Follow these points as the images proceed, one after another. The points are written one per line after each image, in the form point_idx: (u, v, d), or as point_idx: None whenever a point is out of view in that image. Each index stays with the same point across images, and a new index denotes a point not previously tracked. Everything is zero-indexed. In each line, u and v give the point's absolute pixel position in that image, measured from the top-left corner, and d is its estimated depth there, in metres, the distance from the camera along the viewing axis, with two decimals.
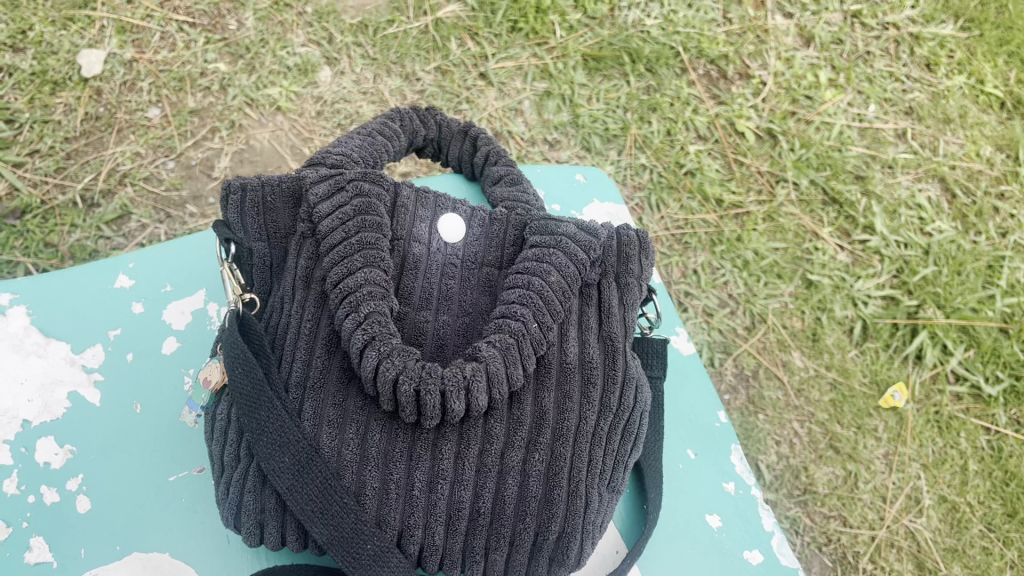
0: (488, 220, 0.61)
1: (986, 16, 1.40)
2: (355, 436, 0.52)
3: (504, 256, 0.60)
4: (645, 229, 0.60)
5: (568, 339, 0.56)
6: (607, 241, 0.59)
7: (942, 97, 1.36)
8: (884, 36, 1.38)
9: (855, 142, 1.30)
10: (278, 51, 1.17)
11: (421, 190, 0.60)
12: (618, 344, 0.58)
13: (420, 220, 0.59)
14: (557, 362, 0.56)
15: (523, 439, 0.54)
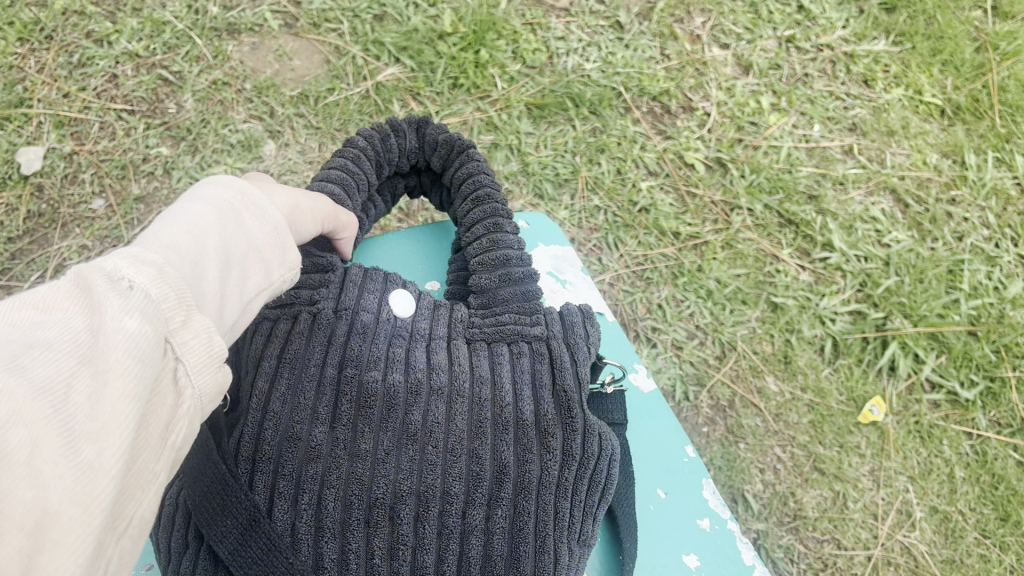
0: (434, 306, 0.62)
1: (916, 29, 1.43)
2: (309, 506, 0.51)
3: (451, 328, 0.60)
4: (587, 306, 0.65)
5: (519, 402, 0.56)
6: (552, 317, 0.63)
7: (883, 110, 1.38)
8: (820, 58, 1.40)
9: (804, 163, 1.31)
10: (220, 130, 1.16)
11: (369, 270, 0.61)
12: (573, 396, 0.57)
13: (368, 295, 0.59)
14: (513, 419, 0.55)
15: (484, 495, 0.53)
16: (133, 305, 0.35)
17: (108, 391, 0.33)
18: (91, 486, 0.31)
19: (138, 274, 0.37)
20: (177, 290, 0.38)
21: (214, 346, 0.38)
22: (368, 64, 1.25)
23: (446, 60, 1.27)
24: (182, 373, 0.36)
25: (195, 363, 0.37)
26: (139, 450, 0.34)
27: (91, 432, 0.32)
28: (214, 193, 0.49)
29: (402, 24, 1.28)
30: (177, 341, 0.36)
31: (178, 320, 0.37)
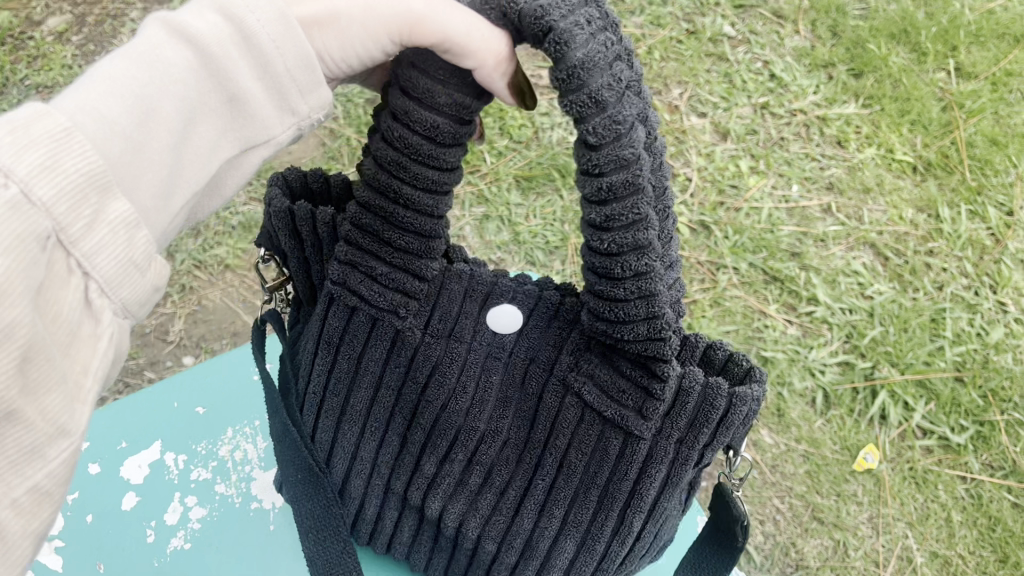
0: (551, 312, 0.55)
1: (882, 92, 1.52)
2: (374, 488, 0.62)
3: (557, 359, 0.55)
4: (750, 394, 0.52)
5: (567, 497, 0.57)
6: (689, 398, 0.52)
7: (858, 169, 1.43)
8: (794, 122, 1.47)
9: (785, 222, 1.36)
10: (221, 213, 1.23)
11: (474, 282, 0.55)
12: (634, 517, 0.56)
13: (465, 318, 0.55)
14: (565, 505, 0.57)
15: (511, 551, 0.60)
16: (4, 222, 0.33)
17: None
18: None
19: (20, 161, 0.34)
20: (84, 181, 0.36)
21: (132, 241, 0.37)
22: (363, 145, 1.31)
23: None
24: (96, 289, 0.36)
25: (102, 275, 0.36)
26: (46, 368, 0.35)
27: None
28: (190, 23, 0.43)
29: None
30: (79, 249, 0.35)
31: (79, 224, 0.35)
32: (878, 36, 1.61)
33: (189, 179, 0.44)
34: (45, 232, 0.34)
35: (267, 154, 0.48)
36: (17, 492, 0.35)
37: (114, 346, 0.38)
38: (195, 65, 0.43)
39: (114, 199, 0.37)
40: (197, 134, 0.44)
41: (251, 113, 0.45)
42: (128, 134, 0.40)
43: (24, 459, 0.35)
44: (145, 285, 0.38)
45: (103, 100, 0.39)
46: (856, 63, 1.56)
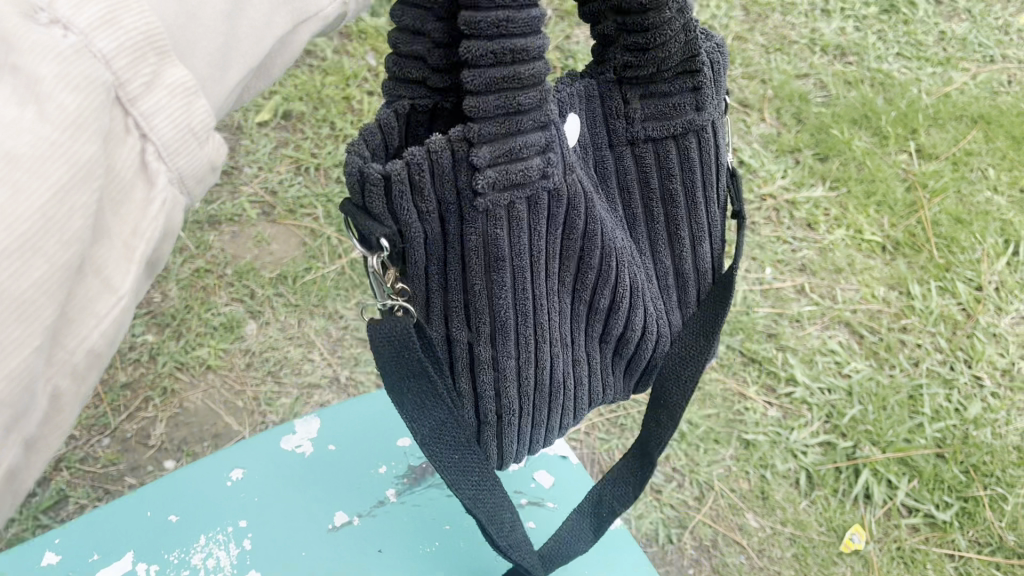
0: (588, 97, 0.56)
1: (848, 175, 1.57)
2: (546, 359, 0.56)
3: (613, 131, 0.57)
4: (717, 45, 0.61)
5: (704, 252, 0.62)
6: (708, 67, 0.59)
7: (829, 250, 1.47)
8: (764, 206, 1.52)
9: (760, 304, 1.39)
10: (203, 313, 1.25)
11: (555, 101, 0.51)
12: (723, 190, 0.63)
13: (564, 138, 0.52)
14: (691, 220, 0.60)
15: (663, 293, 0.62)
16: (73, 64, 0.34)
17: (30, 170, 0.33)
18: (31, 298, 0.33)
19: (81, 12, 0.35)
20: (145, 39, 0.37)
21: (194, 108, 0.39)
22: (342, 244, 1.36)
23: None
24: (154, 155, 0.38)
25: (159, 138, 0.38)
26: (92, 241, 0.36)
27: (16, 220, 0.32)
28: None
29: None
30: (139, 107, 0.37)
31: (138, 82, 0.37)
32: (840, 121, 1.67)
33: (248, 54, 0.47)
34: (106, 83, 0.35)
35: (314, 28, 0.54)
36: (73, 357, 0.36)
37: (167, 219, 0.39)
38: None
39: (172, 63, 0.39)
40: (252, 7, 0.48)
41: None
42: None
43: (86, 326, 0.36)
44: (200, 158, 0.40)
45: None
46: (821, 148, 1.62)
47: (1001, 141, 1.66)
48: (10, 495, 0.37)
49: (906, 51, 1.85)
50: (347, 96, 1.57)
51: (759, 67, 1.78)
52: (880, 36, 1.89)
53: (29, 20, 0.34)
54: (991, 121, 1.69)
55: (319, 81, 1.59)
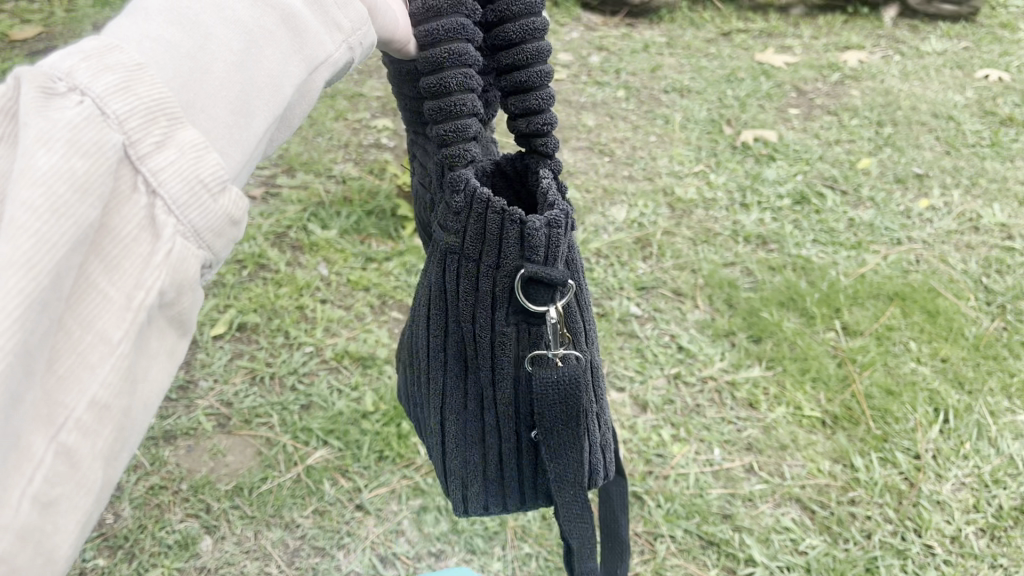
0: None
1: (782, 353, 1.66)
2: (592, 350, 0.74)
3: None
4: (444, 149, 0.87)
5: None
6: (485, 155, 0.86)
7: (772, 427, 1.52)
8: (706, 388, 1.59)
9: (712, 484, 1.42)
10: (157, 532, 1.23)
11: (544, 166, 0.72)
12: None
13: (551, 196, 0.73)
14: None
15: None
16: (80, 128, 0.35)
17: (36, 214, 0.33)
18: (22, 339, 0.31)
19: (98, 80, 0.36)
20: (156, 105, 0.38)
21: (205, 160, 0.39)
22: (298, 451, 1.38)
23: (371, 435, 1.40)
24: (164, 209, 0.37)
25: (169, 193, 0.38)
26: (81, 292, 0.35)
27: (24, 261, 0.32)
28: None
29: (328, 408, 1.44)
30: (146, 164, 0.37)
31: (149, 142, 0.37)
32: (769, 303, 1.78)
33: (264, 105, 0.46)
34: (115, 143, 0.36)
35: (327, 75, 0.52)
36: (77, 408, 0.34)
37: (181, 270, 0.38)
38: (242, 3, 0.47)
39: (182, 126, 0.39)
40: (264, 57, 0.47)
41: (305, 31, 0.50)
42: (190, 56, 0.42)
43: (77, 368, 0.34)
44: (215, 211, 0.39)
45: (166, 32, 0.42)
46: (754, 330, 1.72)
47: (917, 315, 1.78)
48: (40, 559, 0.34)
49: (820, 237, 2.01)
50: (300, 305, 1.65)
51: (688, 258, 1.91)
52: (796, 225, 2.05)
53: (45, 92, 0.35)
54: (905, 297, 1.82)
55: (273, 293, 1.66)
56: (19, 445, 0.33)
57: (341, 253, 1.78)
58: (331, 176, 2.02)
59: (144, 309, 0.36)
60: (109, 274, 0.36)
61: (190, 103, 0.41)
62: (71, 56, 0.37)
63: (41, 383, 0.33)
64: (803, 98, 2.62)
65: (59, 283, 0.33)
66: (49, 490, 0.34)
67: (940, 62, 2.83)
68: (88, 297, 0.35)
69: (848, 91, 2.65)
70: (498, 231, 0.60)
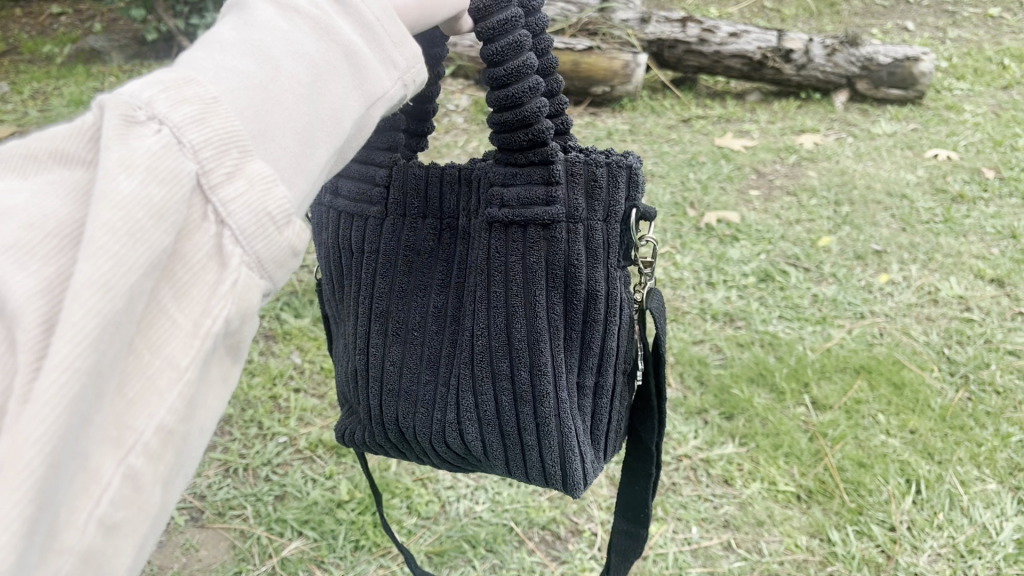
0: None
1: (754, 430, 1.68)
2: None
3: None
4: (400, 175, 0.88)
5: None
6: None
7: (748, 503, 1.53)
8: (681, 466, 1.60)
9: (691, 563, 1.41)
10: None
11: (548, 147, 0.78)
12: None
13: None
14: None
15: None
16: (159, 157, 0.39)
17: (114, 239, 0.36)
18: (95, 360, 0.35)
19: (177, 112, 0.40)
20: (228, 136, 0.42)
21: (275, 195, 0.42)
22: (272, 542, 1.36)
23: (346, 524, 1.39)
24: (233, 239, 0.41)
25: (236, 223, 0.41)
26: (150, 320, 0.38)
27: (101, 279, 0.35)
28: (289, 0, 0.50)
29: (303, 498, 1.43)
30: (217, 195, 0.40)
31: (219, 173, 0.41)
32: (739, 380, 1.81)
33: (326, 136, 0.48)
34: (189, 172, 0.40)
35: (384, 110, 0.53)
36: (145, 433, 0.38)
37: (244, 299, 0.41)
38: (309, 35, 0.49)
39: (252, 160, 0.43)
40: (328, 90, 0.49)
41: (365, 68, 0.51)
42: (262, 89, 0.45)
43: (140, 395, 0.38)
44: (278, 242, 0.42)
45: (239, 63, 0.45)
46: (725, 406, 1.74)
47: (884, 387, 1.81)
48: None
49: (786, 314, 2.06)
50: (274, 394, 1.65)
51: None
52: (761, 302, 2.10)
53: (126, 120, 0.39)
54: (872, 370, 1.86)
55: (247, 384, 1.66)
56: (89, 467, 0.37)
57: (314, 341, 1.79)
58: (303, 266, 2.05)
59: (210, 336, 0.39)
60: (177, 301, 0.39)
61: (259, 132, 0.44)
62: (159, 89, 0.41)
63: (111, 405, 0.37)
64: (763, 179, 2.71)
65: (131, 307, 0.37)
66: (114, 514, 0.37)
67: (891, 143, 2.95)
68: (157, 322, 0.39)
69: (805, 172, 2.75)
70: (610, 180, 0.70)
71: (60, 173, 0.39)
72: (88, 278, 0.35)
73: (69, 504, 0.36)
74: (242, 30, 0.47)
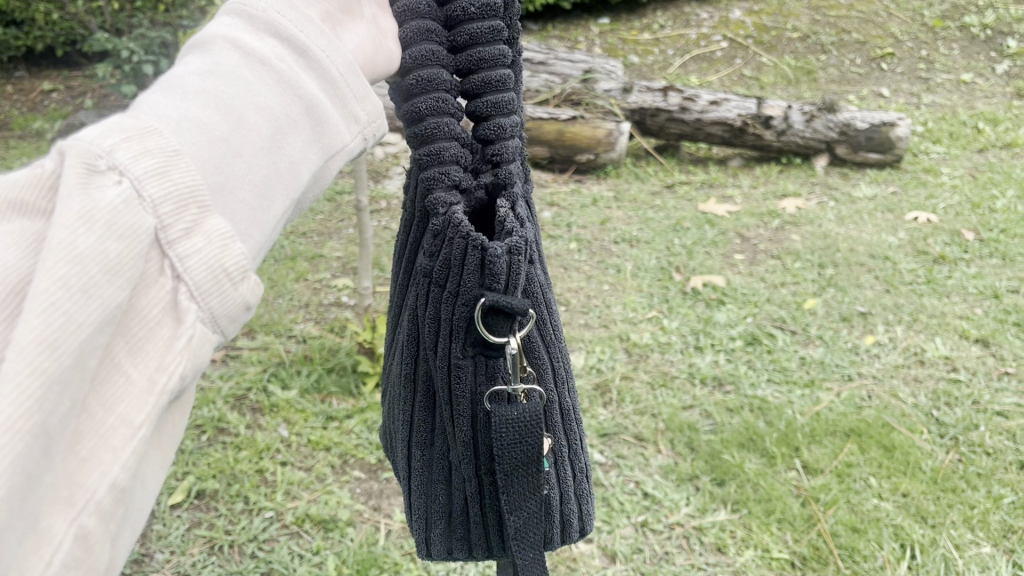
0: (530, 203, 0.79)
1: (745, 496, 1.67)
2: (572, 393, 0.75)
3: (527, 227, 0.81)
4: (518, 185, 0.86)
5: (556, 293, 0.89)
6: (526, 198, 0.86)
7: (742, 571, 1.51)
8: (673, 534, 1.59)
9: None
10: None
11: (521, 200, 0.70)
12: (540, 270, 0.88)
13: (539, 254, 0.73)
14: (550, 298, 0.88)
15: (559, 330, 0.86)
16: (118, 212, 0.40)
17: (66, 299, 0.37)
18: (41, 421, 0.36)
19: (137, 163, 0.42)
20: (188, 192, 0.43)
21: (230, 250, 0.44)
22: None
23: None
24: (188, 294, 0.42)
25: (193, 279, 0.42)
26: (105, 376, 0.39)
27: (47, 337, 0.36)
28: (253, 47, 0.52)
29: None
30: (174, 250, 0.42)
31: (178, 228, 0.42)
32: (729, 445, 1.80)
33: (283, 189, 0.50)
34: (148, 226, 0.41)
35: (341, 164, 0.56)
36: (98, 490, 0.38)
37: (198, 353, 0.42)
38: (271, 87, 0.51)
39: (211, 216, 0.44)
40: (287, 143, 0.51)
41: (326, 121, 0.54)
42: (225, 141, 0.47)
43: (92, 451, 0.38)
44: (233, 297, 0.44)
45: (202, 113, 0.47)
46: (716, 472, 1.73)
47: (875, 450, 1.81)
48: None
49: (774, 377, 2.06)
50: (260, 468, 1.63)
51: (648, 402, 1.94)
52: (749, 366, 2.11)
53: (88, 169, 0.40)
54: (861, 433, 1.85)
55: (233, 457, 1.64)
56: (40, 527, 0.37)
57: (301, 413, 1.78)
58: (291, 336, 2.05)
59: (165, 392, 0.40)
60: (132, 357, 0.40)
61: (220, 185, 0.46)
62: (118, 138, 0.42)
63: (62, 463, 0.38)
64: (747, 244, 2.74)
65: (81, 365, 0.37)
66: (66, 573, 0.37)
67: (872, 206, 3.00)
68: (112, 378, 0.39)
69: (789, 236, 2.78)
70: (460, 261, 0.61)
71: (18, 224, 0.39)
72: (35, 333, 0.36)
73: (18, 567, 0.36)
74: (204, 74, 0.49)
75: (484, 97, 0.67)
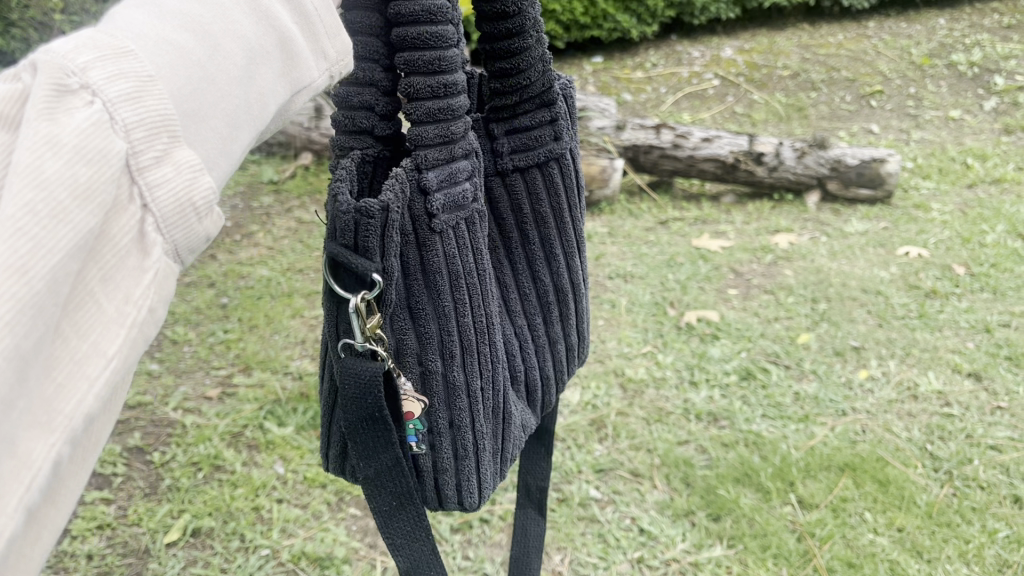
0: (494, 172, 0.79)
1: (741, 531, 1.67)
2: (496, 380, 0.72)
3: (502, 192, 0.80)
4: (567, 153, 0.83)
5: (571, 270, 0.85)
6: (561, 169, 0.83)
7: None
8: (669, 571, 1.59)
9: None
10: None
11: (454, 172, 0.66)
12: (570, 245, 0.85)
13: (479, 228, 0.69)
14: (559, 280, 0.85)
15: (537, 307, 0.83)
16: (88, 134, 0.39)
17: (36, 218, 0.36)
18: (14, 342, 0.34)
19: (111, 85, 0.42)
20: (160, 119, 0.43)
21: (195, 184, 0.44)
22: None
23: None
24: (152, 227, 0.42)
25: (159, 211, 0.43)
26: (77, 302, 0.39)
27: (19, 258, 0.35)
28: None
29: None
30: (144, 177, 0.42)
31: (149, 155, 0.42)
32: (724, 481, 1.80)
33: (251, 119, 0.51)
34: (119, 150, 0.41)
35: (305, 100, 0.58)
36: (74, 420, 0.38)
37: (163, 287, 0.43)
38: (247, 17, 0.53)
39: (180, 145, 0.45)
40: (260, 74, 0.52)
41: (298, 58, 0.55)
42: (202, 68, 0.48)
43: (67, 379, 0.38)
44: (197, 232, 0.45)
45: (178, 36, 0.48)
46: (712, 507, 1.73)
47: (869, 485, 1.81)
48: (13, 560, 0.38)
49: (769, 412, 2.07)
50: (256, 505, 1.63)
51: (643, 438, 1.95)
52: (744, 401, 2.12)
53: (58, 87, 0.40)
54: (856, 467, 1.86)
55: (229, 495, 1.64)
56: (17, 452, 0.36)
57: (297, 450, 1.78)
58: (288, 373, 2.06)
59: (136, 325, 0.41)
60: (104, 285, 0.40)
61: (191, 112, 0.46)
62: (94, 51, 0.42)
63: (40, 389, 0.37)
64: (741, 279, 2.76)
65: (56, 289, 0.36)
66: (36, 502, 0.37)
67: (863, 241, 3.03)
68: (85, 306, 0.39)
69: (782, 271, 2.81)
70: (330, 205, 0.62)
71: None
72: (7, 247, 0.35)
73: None
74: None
75: (414, 55, 0.64)
